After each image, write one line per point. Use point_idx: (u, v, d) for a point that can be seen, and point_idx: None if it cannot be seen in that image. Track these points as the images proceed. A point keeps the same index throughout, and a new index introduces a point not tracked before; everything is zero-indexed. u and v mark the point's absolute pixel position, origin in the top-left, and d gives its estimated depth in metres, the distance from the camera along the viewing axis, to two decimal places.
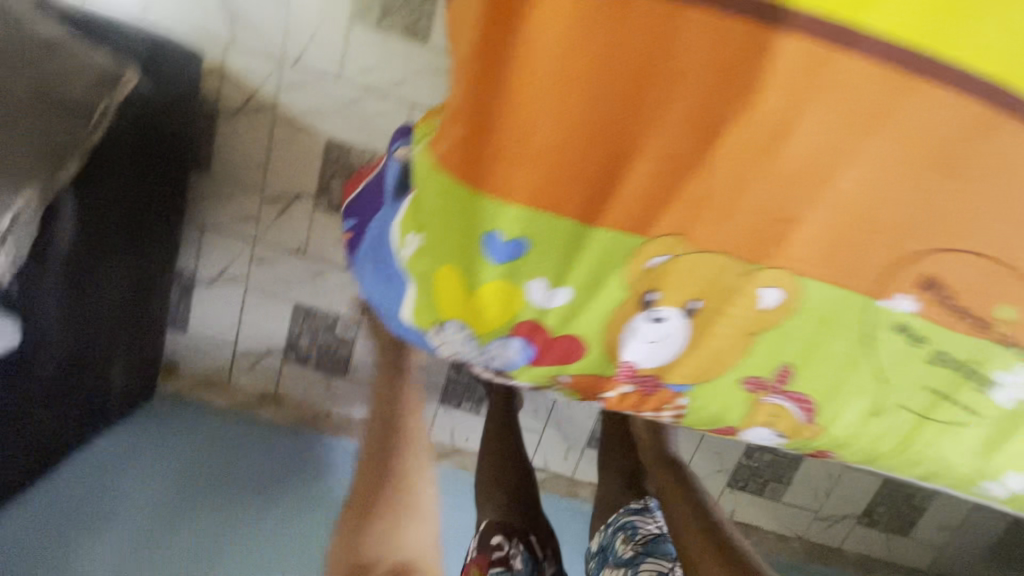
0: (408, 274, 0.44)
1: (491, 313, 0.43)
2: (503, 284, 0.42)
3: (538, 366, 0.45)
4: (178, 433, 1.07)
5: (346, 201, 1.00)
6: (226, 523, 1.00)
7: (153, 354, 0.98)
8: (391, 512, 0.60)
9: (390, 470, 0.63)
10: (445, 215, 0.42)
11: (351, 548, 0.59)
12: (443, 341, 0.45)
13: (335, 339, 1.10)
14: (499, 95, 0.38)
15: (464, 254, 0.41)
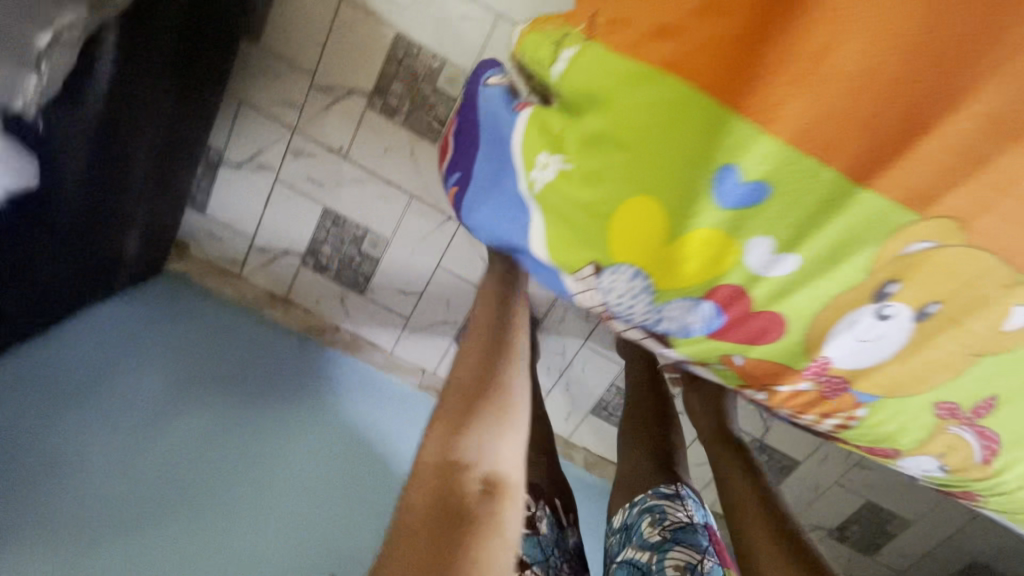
0: (550, 207, 0.45)
1: (693, 263, 0.43)
2: (709, 236, 0.41)
3: (719, 338, 0.47)
4: (180, 315, 1.01)
5: (403, 109, 0.91)
6: (220, 415, 0.93)
7: (167, 225, 0.92)
8: (493, 415, 0.51)
9: (495, 379, 0.54)
10: (670, 147, 0.40)
11: (442, 450, 0.49)
12: (613, 290, 0.47)
13: (358, 254, 1.04)
14: (798, 25, 0.37)
15: (687, 197, 0.40)
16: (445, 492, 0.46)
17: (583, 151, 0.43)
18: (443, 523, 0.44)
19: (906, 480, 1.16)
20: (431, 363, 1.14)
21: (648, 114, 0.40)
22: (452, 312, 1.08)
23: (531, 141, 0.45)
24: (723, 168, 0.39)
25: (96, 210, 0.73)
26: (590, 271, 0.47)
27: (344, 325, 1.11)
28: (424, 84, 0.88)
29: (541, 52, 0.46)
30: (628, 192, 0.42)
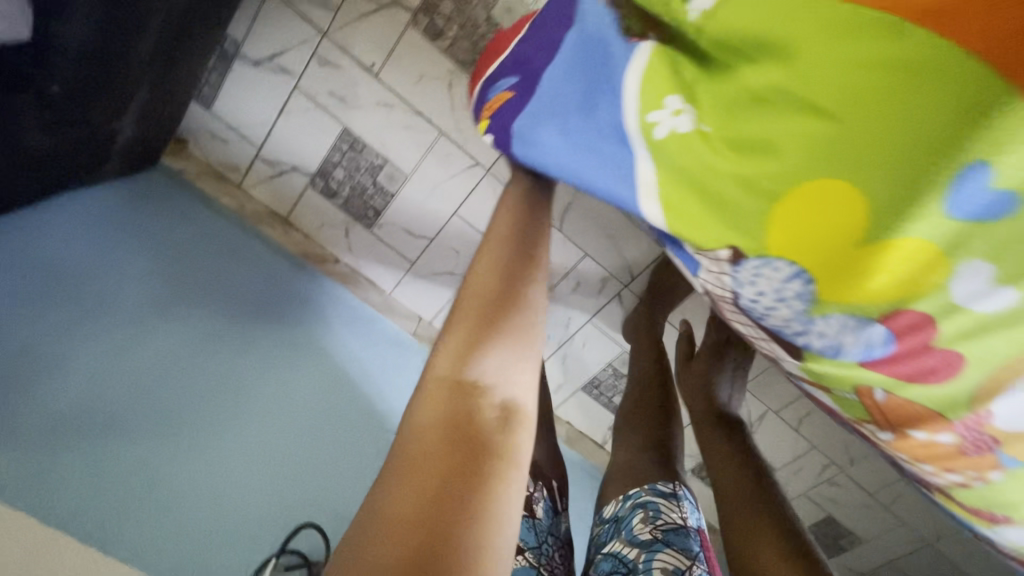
0: (677, 166, 0.37)
1: (881, 275, 0.31)
2: (915, 247, 0.30)
3: (873, 373, 0.36)
4: (171, 217, 0.92)
5: (449, 33, 0.82)
6: (208, 328, 0.86)
7: (167, 114, 0.83)
8: (515, 329, 0.41)
9: (520, 285, 0.44)
10: (895, 109, 0.29)
11: (458, 364, 0.38)
12: (747, 285, 0.38)
13: (372, 185, 0.96)
14: None
15: (904, 180, 0.29)
16: (458, 413, 0.36)
17: (743, 103, 0.34)
18: (457, 444, 0.34)
19: (869, 503, 1.18)
20: (428, 314, 1.08)
21: (854, 61, 0.30)
22: (460, 265, 1.02)
23: (656, 79, 0.38)
24: (972, 164, 0.28)
25: (98, 79, 0.63)
26: (725, 255, 0.37)
27: (343, 258, 1.04)
28: (478, 10, 0.80)
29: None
30: (802, 164, 0.32)
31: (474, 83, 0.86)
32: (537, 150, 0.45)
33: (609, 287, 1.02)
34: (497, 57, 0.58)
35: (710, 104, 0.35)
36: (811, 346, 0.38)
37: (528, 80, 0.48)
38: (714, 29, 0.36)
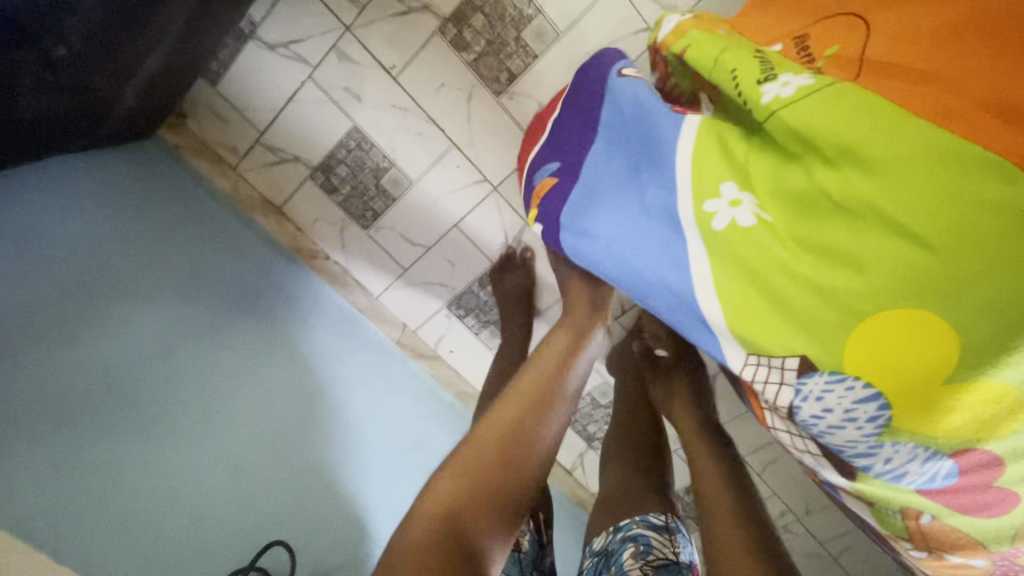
0: (737, 255, 0.40)
1: (961, 414, 0.34)
2: (999, 391, 0.33)
3: (924, 496, 0.38)
4: (159, 192, 0.86)
5: (476, 47, 0.82)
6: (183, 316, 0.81)
7: (172, 83, 0.78)
8: (525, 465, 0.50)
9: (540, 423, 0.52)
10: (967, 246, 0.32)
11: (450, 504, 0.45)
12: (812, 399, 0.39)
13: (374, 187, 0.94)
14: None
15: (982, 330, 0.32)
16: (457, 532, 0.44)
17: (811, 207, 0.38)
18: (451, 558, 0.42)
19: (819, 552, 1.20)
20: (413, 321, 1.08)
21: (930, 198, 0.33)
22: (456, 275, 1.01)
23: (715, 167, 0.42)
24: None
25: (110, 39, 0.58)
26: (793, 365, 0.39)
27: (334, 257, 1.02)
28: (509, 29, 0.80)
29: (740, 66, 0.43)
30: (878, 287, 0.35)
31: (493, 99, 0.85)
32: (588, 233, 0.49)
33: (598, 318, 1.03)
34: (537, 142, 0.64)
35: (772, 199, 0.39)
36: (862, 462, 0.40)
37: (572, 166, 0.54)
38: (786, 124, 0.39)
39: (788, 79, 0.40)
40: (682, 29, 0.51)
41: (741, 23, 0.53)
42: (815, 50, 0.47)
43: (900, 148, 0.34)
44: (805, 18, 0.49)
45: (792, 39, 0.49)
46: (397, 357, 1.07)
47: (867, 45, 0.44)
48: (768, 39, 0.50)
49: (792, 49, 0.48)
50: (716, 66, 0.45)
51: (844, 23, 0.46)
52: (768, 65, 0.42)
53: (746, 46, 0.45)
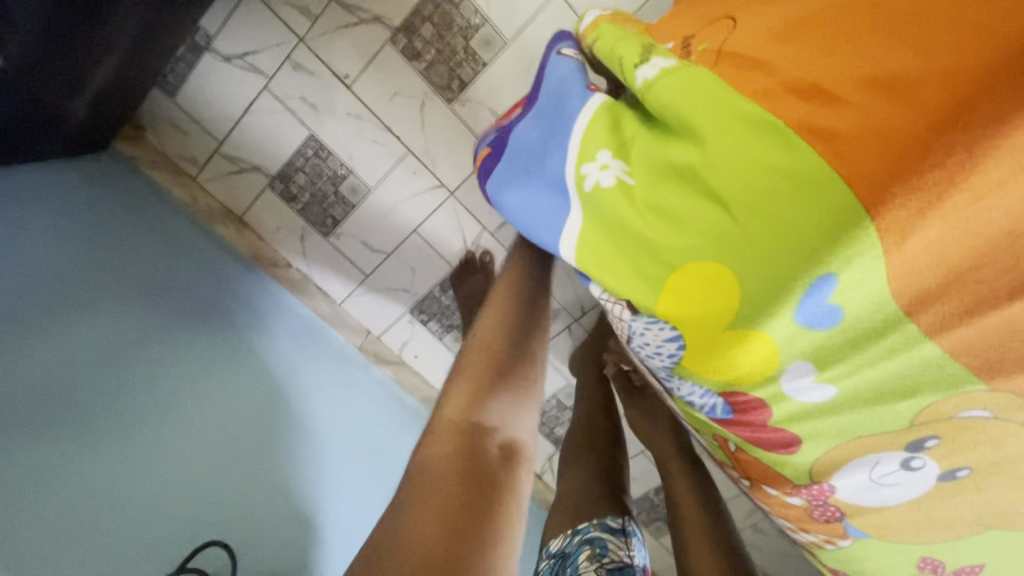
0: (599, 212, 0.42)
1: (743, 356, 0.39)
2: (767, 340, 0.38)
3: (724, 428, 0.45)
4: (115, 203, 0.86)
5: (426, 56, 0.84)
6: (135, 326, 0.81)
7: (123, 93, 0.79)
8: (518, 380, 0.55)
9: (524, 338, 0.57)
10: (761, 197, 0.35)
11: (467, 411, 0.50)
12: (639, 333, 0.44)
13: (333, 194, 0.96)
14: (823, 64, 0.36)
15: (767, 285, 0.36)
16: (473, 450, 0.49)
17: (658, 172, 0.40)
18: (469, 474, 0.47)
19: (789, 551, 1.21)
20: (378, 328, 1.08)
21: (746, 156, 0.36)
22: (417, 280, 1.03)
23: (598, 136, 0.44)
24: (821, 275, 0.34)
25: (59, 48, 0.60)
26: (625, 305, 0.44)
27: (296, 264, 1.03)
28: (457, 38, 0.82)
29: (625, 54, 0.46)
30: (691, 244, 0.38)
31: (445, 106, 0.88)
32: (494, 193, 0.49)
33: (560, 320, 1.04)
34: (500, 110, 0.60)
35: (635, 164, 0.41)
36: (673, 389, 0.47)
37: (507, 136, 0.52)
38: (649, 99, 0.41)
39: (657, 62, 0.43)
40: (597, 24, 0.53)
41: (657, 27, 0.53)
42: (694, 47, 0.45)
43: (719, 115, 0.37)
44: (700, 19, 0.48)
45: (682, 39, 0.47)
46: (359, 364, 1.09)
47: (727, 35, 0.42)
48: (666, 39, 0.50)
49: (677, 48, 0.46)
50: (612, 55, 0.48)
51: (720, 21, 0.44)
52: (649, 51, 0.45)
53: (640, 40, 0.47)
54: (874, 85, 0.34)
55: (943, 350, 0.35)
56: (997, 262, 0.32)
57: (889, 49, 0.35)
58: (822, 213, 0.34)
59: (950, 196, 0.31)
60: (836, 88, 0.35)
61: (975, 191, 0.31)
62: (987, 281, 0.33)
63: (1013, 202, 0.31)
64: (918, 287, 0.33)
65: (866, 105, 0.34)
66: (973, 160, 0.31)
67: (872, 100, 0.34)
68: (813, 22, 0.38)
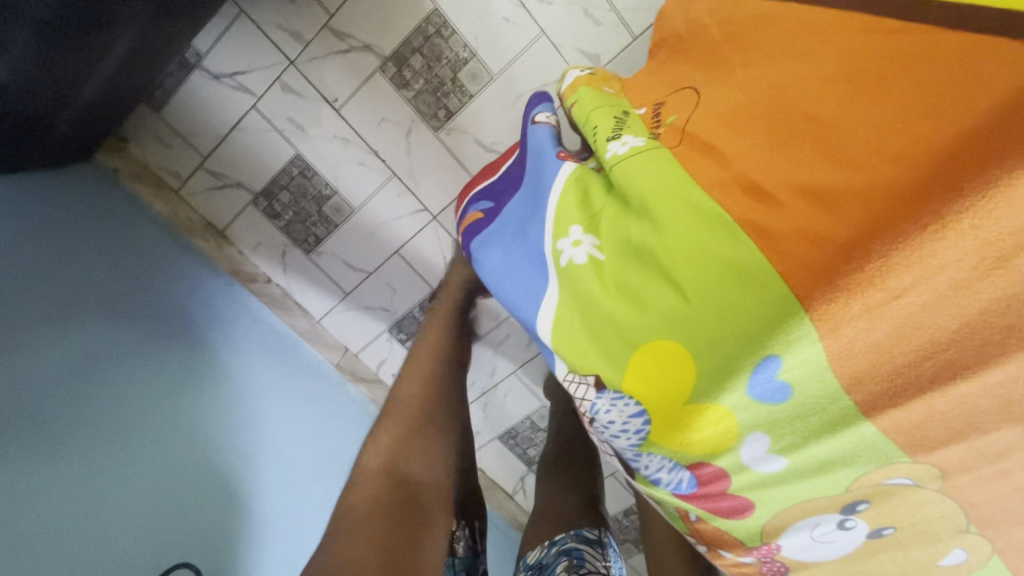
0: (573, 290, 0.45)
1: (701, 433, 0.40)
2: (720, 417, 0.39)
3: (681, 500, 0.46)
4: (97, 214, 0.86)
5: (415, 85, 0.86)
6: (112, 339, 0.80)
7: (110, 106, 0.79)
8: (432, 432, 0.61)
9: (437, 394, 0.64)
10: (714, 288, 0.38)
11: (387, 458, 0.57)
12: (603, 411, 0.46)
13: (316, 214, 0.97)
14: (761, 168, 0.39)
15: (715, 368, 0.38)
16: (389, 489, 0.54)
17: (627, 256, 0.43)
18: (386, 508, 0.52)
19: None
20: (355, 345, 1.10)
21: (700, 249, 0.38)
22: (396, 301, 1.05)
23: (569, 209, 0.47)
24: (765, 356, 0.35)
25: (53, 59, 0.60)
26: (591, 381, 0.45)
27: (276, 280, 1.04)
28: (445, 70, 0.85)
29: (600, 123, 0.50)
30: (652, 324, 0.40)
31: (432, 134, 0.90)
32: (476, 260, 0.53)
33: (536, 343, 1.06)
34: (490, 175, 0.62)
35: (607, 240, 0.44)
36: (636, 466, 0.48)
37: (498, 201, 0.56)
38: (619, 175, 0.44)
39: (627, 140, 0.46)
40: (576, 85, 0.57)
41: (634, 83, 0.57)
42: (663, 118, 0.48)
43: (675, 205, 0.40)
44: (666, 88, 0.52)
45: (653, 105, 0.51)
46: (337, 381, 1.10)
47: (692, 116, 0.46)
48: (639, 102, 0.53)
49: (649, 116, 0.50)
50: (588, 122, 0.51)
51: (689, 96, 0.48)
52: (621, 126, 0.48)
53: (614, 108, 0.51)
54: (807, 188, 0.37)
55: (881, 431, 0.36)
56: (918, 348, 0.33)
57: (825, 160, 0.37)
58: (768, 305, 0.35)
59: (869, 291, 0.32)
60: (773, 190, 0.38)
61: (892, 290, 0.31)
62: (909, 365, 0.34)
63: (927, 297, 0.31)
64: (855, 366, 0.34)
65: (799, 209, 0.36)
66: (885, 266, 0.31)
67: (804, 206, 0.36)
68: (753, 128, 0.41)
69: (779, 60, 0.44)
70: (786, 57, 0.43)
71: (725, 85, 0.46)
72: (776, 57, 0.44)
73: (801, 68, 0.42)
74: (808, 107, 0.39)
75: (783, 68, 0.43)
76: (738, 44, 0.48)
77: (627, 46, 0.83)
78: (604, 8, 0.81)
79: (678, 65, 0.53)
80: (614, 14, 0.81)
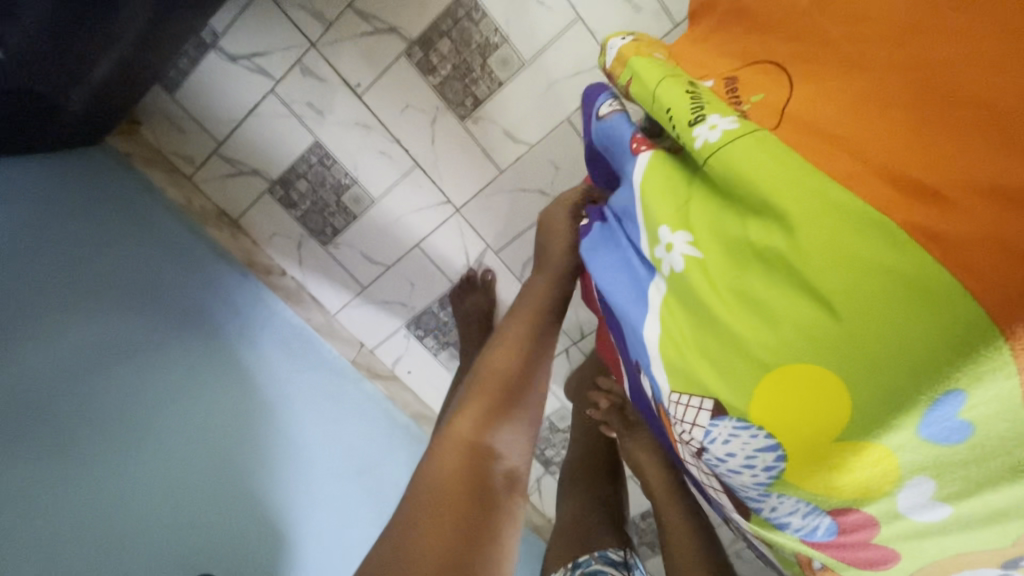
0: (685, 298, 0.41)
1: (856, 474, 0.37)
2: (881, 460, 0.36)
3: (813, 547, 0.43)
4: (109, 200, 0.82)
5: (442, 71, 0.82)
6: (125, 331, 0.76)
7: (124, 86, 0.75)
8: (519, 408, 0.54)
9: (528, 369, 0.56)
10: (866, 300, 0.33)
11: (478, 428, 0.50)
12: (720, 441, 0.42)
13: (335, 204, 0.93)
14: (926, 162, 0.34)
15: (880, 404, 0.34)
16: (477, 464, 0.48)
17: (741, 258, 0.39)
18: (473, 488, 0.47)
19: None
20: (371, 340, 1.07)
21: (841, 253, 0.34)
22: (416, 297, 1.01)
23: (660, 207, 0.43)
24: (948, 391, 0.32)
25: (66, 32, 0.56)
26: (709, 405, 0.41)
27: (291, 272, 1.00)
28: (475, 55, 0.81)
29: (672, 103, 0.45)
30: (785, 341, 0.36)
31: (459, 123, 0.86)
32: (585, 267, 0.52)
33: (558, 342, 1.03)
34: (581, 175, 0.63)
35: (711, 238, 0.40)
36: (755, 505, 0.45)
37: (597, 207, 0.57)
38: (716, 165, 0.40)
39: (715, 121, 0.42)
40: (622, 57, 0.54)
41: (683, 53, 0.56)
42: (742, 94, 0.47)
43: (806, 199, 0.35)
44: (740, 61, 0.50)
45: (722, 78, 0.50)
46: (353, 377, 1.07)
47: (790, 96, 0.43)
48: (701, 75, 0.52)
49: (721, 89, 0.49)
50: (655, 101, 0.47)
51: (770, 71, 0.46)
52: (699, 103, 0.44)
53: (681, 80, 0.47)
54: (993, 187, 0.32)
55: None
56: None
57: (1021, 157, 0.32)
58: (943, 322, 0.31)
59: None
60: (944, 190, 0.33)
61: None
62: None
63: None
64: None
65: (984, 212, 0.32)
66: None
67: (987, 209, 0.32)
68: (908, 116, 0.36)
69: (924, 28, 0.38)
70: (922, 31, 0.38)
71: (842, 69, 0.41)
72: (915, 24, 0.39)
73: (955, 41, 0.37)
74: (977, 89, 0.35)
75: (933, 40, 0.38)
76: (840, 10, 0.43)
77: (666, 34, 0.79)
78: None
79: (743, 30, 0.51)
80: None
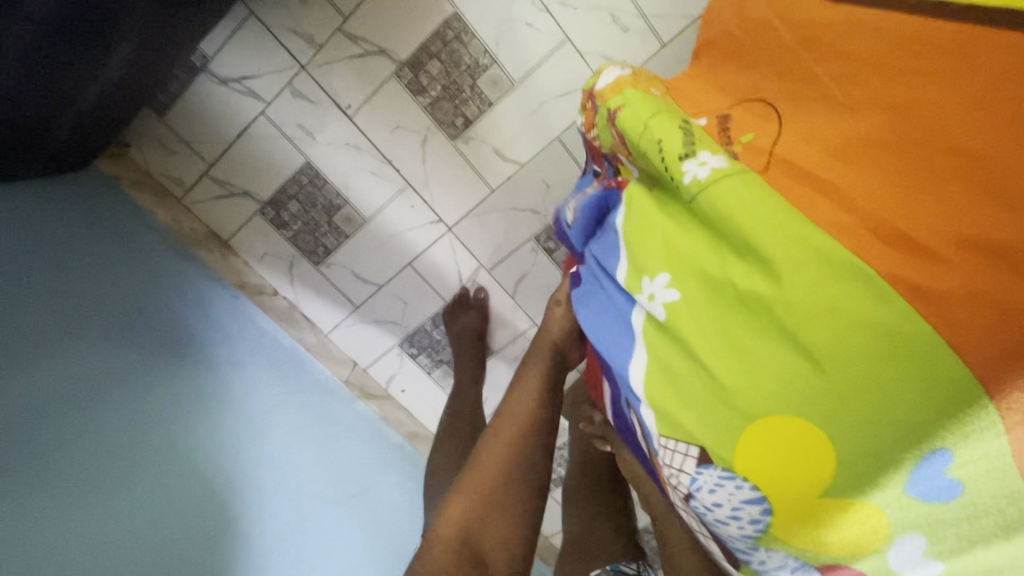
0: (672, 341, 0.42)
1: (845, 531, 0.37)
2: (869, 517, 0.36)
3: None
4: (99, 225, 0.81)
5: (432, 92, 0.83)
6: (115, 357, 0.75)
7: (114, 111, 0.75)
8: (510, 504, 0.54)
9: (520, 461, 0.56)
10: (854, 353, 0.34)
11: (463, 528, 0.54)
12: (706, 490, 0.42)
13: (327, 224, 0.93)
14: (913, 214, 0.35)
15: (863, 460, 0.34)
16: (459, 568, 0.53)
17: (722, 300, 0.39)
18: None
19: None
20: (365, 359, 1.07)
21: (826, 303, 0.34)
22: (410, 317, 1.01)
23: (648, 249, 0.44)
24: (937, 449, 0.33)
25: (54, 65, 0.57)
26: (694, 452, 0.41)
27: (283, 292, 1.01)
28: (464, 76, 0.81)
29: (665, 137, 0.45)
30: (770, 391, 0.36)
31: (449, 143, 0.86)
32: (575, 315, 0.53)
33: None
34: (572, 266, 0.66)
35: (695, 286, 0.40)
36: (743, 555, 0.44)
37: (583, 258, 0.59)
38: (705, 204, 0.40)
39: (705, 158, 0.42)
40: (619, 86, 0.54)
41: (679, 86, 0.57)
42: (734, 135, 0.47)
43: (793, 249, 0.36)
44: (731, 98, 0.50)
45: (716, 116, 0.49)
46: (348, 398, 1.07)
47: (776, 137, 0.43)
48: (695, 111, 0.52)
49: (714, 127, 0.48)
50: (645, 132, 0.47)
51: (759, 109, 0.47)
52: (691, 138, 0.44)
53: (674, 115, 0.47)
54: (978, 244, 0.33)
55: None
56: None
57: (1007, 214, 0.33)
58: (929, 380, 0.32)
59: None
60: (934, 247, 0.34)
61: None
62: None
63: None
64: None
65: (970, 268, 0.32)
66: None
67: (974, 267, 0.32)
68: (892, 164, 0.37)
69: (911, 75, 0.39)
70: (910, 80, 0.38)
71: (825, 111, 0.42)
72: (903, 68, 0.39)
73: (936, 91, 0.37)
74: (963, 143, 0.35)
75: (920, 90, 0.38)
76: (827, 49, 0.44)
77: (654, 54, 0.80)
78: (631, 15, 0.78)
79: (736, 66, 0.51)
80: (643, 20, 0.78)
